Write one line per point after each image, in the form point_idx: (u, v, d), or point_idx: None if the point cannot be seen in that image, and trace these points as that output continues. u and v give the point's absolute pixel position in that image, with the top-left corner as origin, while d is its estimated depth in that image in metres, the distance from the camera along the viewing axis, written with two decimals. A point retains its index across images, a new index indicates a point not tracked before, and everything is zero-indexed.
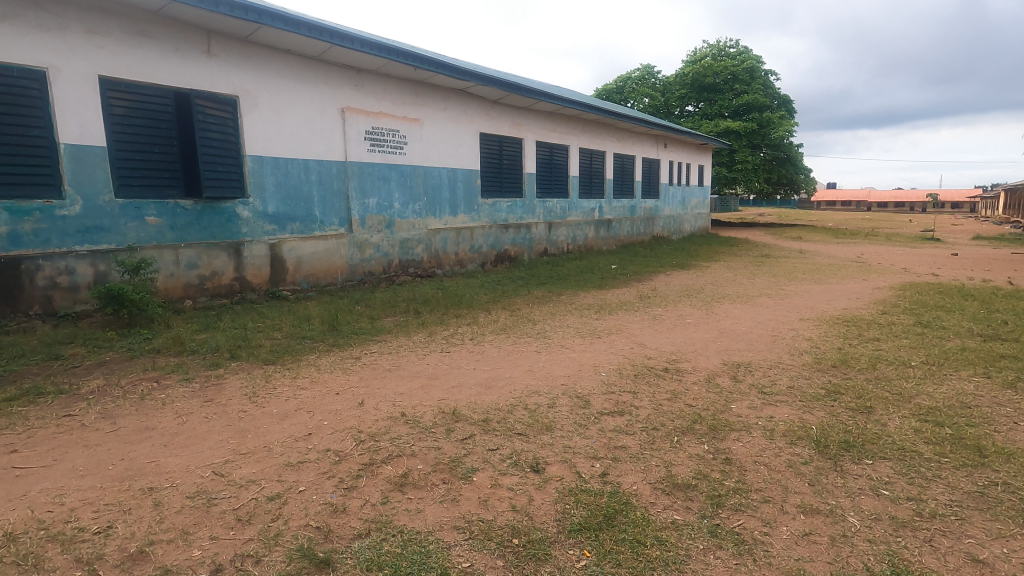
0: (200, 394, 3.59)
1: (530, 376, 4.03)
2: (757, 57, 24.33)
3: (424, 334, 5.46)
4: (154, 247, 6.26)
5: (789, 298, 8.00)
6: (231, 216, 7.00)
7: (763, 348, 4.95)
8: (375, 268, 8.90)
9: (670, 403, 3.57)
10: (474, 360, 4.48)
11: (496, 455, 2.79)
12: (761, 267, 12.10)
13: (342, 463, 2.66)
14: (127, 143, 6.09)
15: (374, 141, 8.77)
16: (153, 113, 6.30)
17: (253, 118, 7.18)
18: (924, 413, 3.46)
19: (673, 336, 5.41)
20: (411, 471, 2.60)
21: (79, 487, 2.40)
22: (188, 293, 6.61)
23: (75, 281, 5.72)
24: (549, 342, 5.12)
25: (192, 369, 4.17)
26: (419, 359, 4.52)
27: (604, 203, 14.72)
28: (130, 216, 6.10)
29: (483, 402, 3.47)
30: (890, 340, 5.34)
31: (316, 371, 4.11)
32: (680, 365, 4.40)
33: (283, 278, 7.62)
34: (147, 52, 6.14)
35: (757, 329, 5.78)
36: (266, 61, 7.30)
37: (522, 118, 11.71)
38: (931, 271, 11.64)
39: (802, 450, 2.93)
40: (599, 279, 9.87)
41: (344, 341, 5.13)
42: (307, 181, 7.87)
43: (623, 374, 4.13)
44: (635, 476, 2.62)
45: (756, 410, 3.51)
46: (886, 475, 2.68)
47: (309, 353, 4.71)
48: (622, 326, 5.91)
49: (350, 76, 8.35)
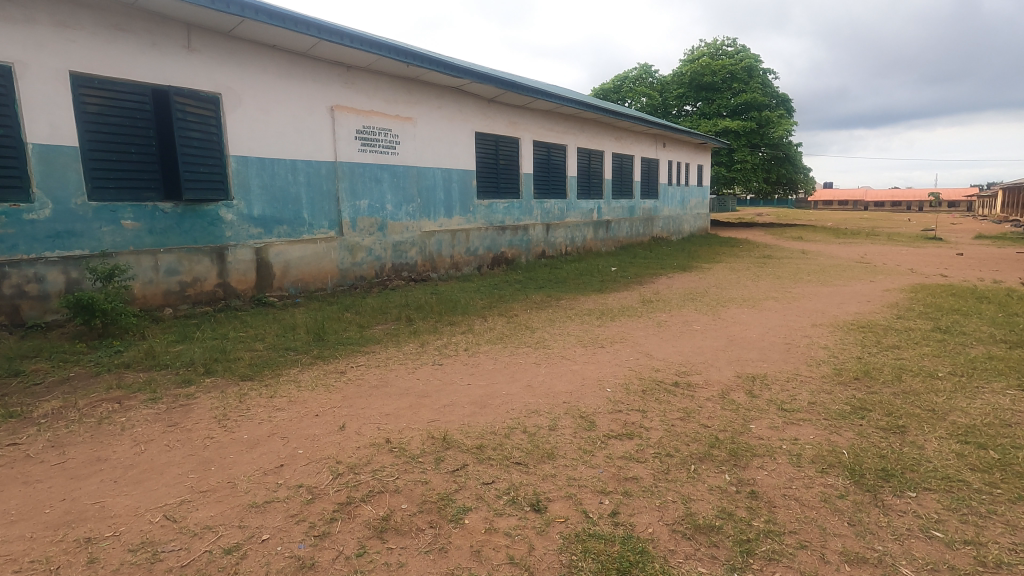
0: (164, 417, 3.25)
1: (529, 393, 3.69)
2: (754, 56, 24.07)
3: (415, 345, 5.11)
4: (131, 253, 5.92)
5: (797, 301, 7.70)
6: (214, 219, 6.67)
7: (777, 358, 4.63)
8: (367, 273, 8.57)
9: (683, 424, 3.23)
10: (468, 374, 4.14)
11: (492, 491, 2.46)
12: (763, 269, 11.83)
13: (315, 503, 2.32)
14: (102, 144, 5.75)
15: (366, 141, 8.44)
16: (129, 111, 5.95)
17: (237, 116, 6.84)
18: (965, 434, 3.14)
19: (682, 346, 5.06)
20: (393, 513, 2.27)
21: (4, 539, 2.06)
22: (168, 301, 6.27)
23: (45, 289, 5.38)
24: (549, 352, 4.80)
25: (160, 387, 3.83)
26: (409, 374, 4.17)
27: (604, 204, 14.44)
28: (104, 220, 5.77)
29: (477, 425, 3.12)
30: (911, 348, 5.02)
31: (295, 390, 3.76)
32: (690, 379, 4.05)
33: (270, 283, 7.29)
34: (122, 47, 5.80)
35: (769, 336, 5.44)
36: (251, 57, 6.96)
37: (519, 117, 11.40)
38: (938, 272, 11.29)
39: (835, 480, 2.61)
40: (600, 282, 9.54)
41: (329, 354, 4.79)
42: (294, 183, 7.53)
43: (630, 390, 3.79)
44: (649, 516, 2.29)
45: (777, 431, 3.19)
46: (934, 511, 2.36)
47: (289, 367, 4.36)
48: (626, 333, 5.59)
49: (340, 74, 8.03)
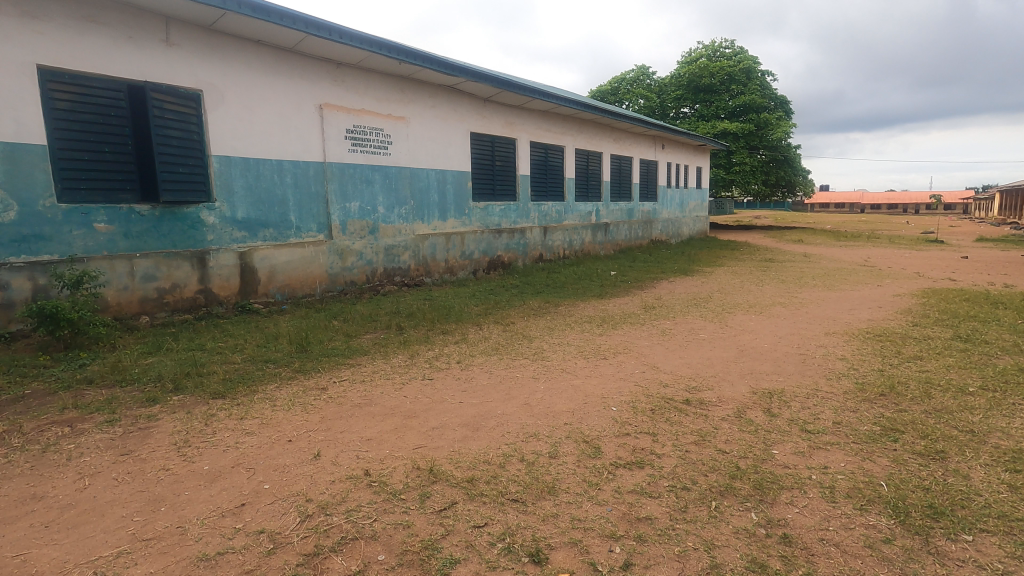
0: (119, 444, 2.90)
1: (526, 414, 3.34)
2: (753, 57, 23.82)
3: (404, 356, 4.77)
4: (104, 258, 5.57)
5: (806, 308, 7.39)
6: (195, 222, 6.32)
7: (793, 371, 4.31)
8: (357, 277, 8.23)
9: (699, 450, 2.89)
10: (460, 391, 3.80)
11: (484, 536, 2.12)
12: (767, 273, 11.54)
13: (275, 555, 1.98)
14: (73, 142, 5.40)
15: (357, 141, 8.10)
16: (103, 107, 5.60)
17: (219, 114, 6.49)
18: (1013, 461, 2.81)
19: (690, 357, 4.72)
20: (368, 568, 1.93)
21: None
22: (144, 308, 5.91)
23: (10, 297, 5.03)
24: (548, 365, 4.46)
25: (121, 407, 3.47)
26: (396, 390, 3.83)
27: (602, 206, 14.14)
28: (75, 224, 5.42)
29: (467, 454, 2.78)
30: (934, 359, 4.70)
31: (269, 410, 3.42)
32: (702, 396, 3.72)
33: (255, 289, 6.94)
34: (95, 40, 5.45)
35: (782, 346, 5.11)
36: (235, 52, 6.62)
37: (515, 118, 11.09)
38: (946, 275, 11.01)
39: (878, 520, 2.28)
40: (600, 287, 9.22)
41: (311, 367, 4.45)
42: (280, 184, 7.19)
43: (637, 409, 3.46)
44: (668, 569, 1.96)
45: (804, 457, 2.86)
46: (999, 561, 2.04)
47: (265, 383, 4.02)
48: (629, 343, 5.26)
49: (329, 71, 7.69)
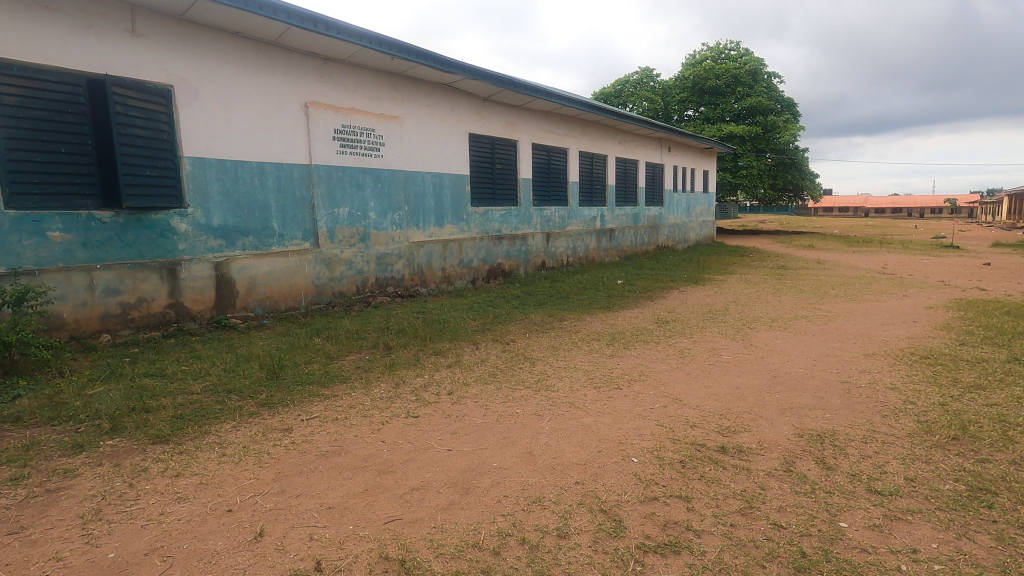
0: (12, 517, 2.28)
1: (528, 468, 2.73)
2: (760, 59, 23.18)
3: (387, 385, 4.15)
4: (59, 271, 4.97)
5: (834, 323, 6.73)
6: (164, 230, 5.72)
7: (841, 406, 3.68)
8: (346, 288, 7.62)
9: (748, 524, 2.27)
10: (449, 434, 3.17)
11: None
12: (783, 281, 10.92)
13: None
14: (23, 142, 4.81)
15: (346, 141, 7.52)
16: (58, 102, 5.01)
17: (192, 112, 5.91)
18: None
19: (717, 388, 4.08)
20: None
21: None
22: (105, 326, 5.31)
23: None
24: (553, 397, 3.84)
25: (38, 458, 2.86)
26: (374, 433, 3.21)
27: (607, 211, 13.53)
28: (25, 232, 4.82)
29: (452, 533, 2.16)
30: (1000, 389, 4.06)
31: (216, 462, 2.80)
32: (739, 441, 3.10)
33: (232, 303, 6.33)
34: (48, 28, 4.86)
35: (820, 373, 4.46)
36: (210, 45, 6.04)
37: (517, 118, 10.52)
38: (974, 284, 10.39)
39: None
40: (607, 298, 8.61)
41: (280, 399, 3.84)
42: (261, 189, 6.60)
43: (663, 461, 2.83)
44: None
45: (883, 535, 2.23)
46: None
47: (221, 422, 3.40)
48: (645, 367, 4.63)
49: (315, 66, 7.11)
